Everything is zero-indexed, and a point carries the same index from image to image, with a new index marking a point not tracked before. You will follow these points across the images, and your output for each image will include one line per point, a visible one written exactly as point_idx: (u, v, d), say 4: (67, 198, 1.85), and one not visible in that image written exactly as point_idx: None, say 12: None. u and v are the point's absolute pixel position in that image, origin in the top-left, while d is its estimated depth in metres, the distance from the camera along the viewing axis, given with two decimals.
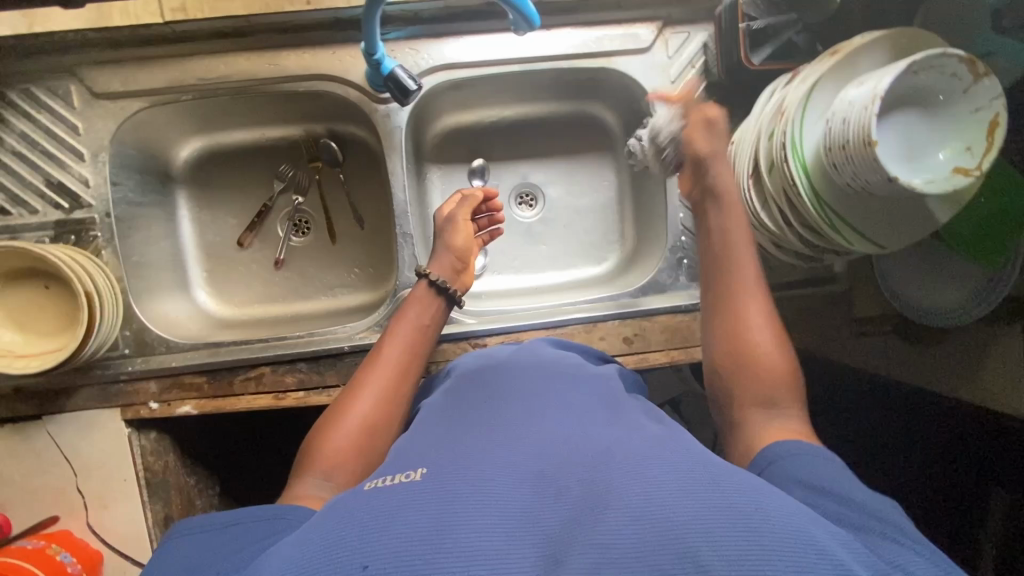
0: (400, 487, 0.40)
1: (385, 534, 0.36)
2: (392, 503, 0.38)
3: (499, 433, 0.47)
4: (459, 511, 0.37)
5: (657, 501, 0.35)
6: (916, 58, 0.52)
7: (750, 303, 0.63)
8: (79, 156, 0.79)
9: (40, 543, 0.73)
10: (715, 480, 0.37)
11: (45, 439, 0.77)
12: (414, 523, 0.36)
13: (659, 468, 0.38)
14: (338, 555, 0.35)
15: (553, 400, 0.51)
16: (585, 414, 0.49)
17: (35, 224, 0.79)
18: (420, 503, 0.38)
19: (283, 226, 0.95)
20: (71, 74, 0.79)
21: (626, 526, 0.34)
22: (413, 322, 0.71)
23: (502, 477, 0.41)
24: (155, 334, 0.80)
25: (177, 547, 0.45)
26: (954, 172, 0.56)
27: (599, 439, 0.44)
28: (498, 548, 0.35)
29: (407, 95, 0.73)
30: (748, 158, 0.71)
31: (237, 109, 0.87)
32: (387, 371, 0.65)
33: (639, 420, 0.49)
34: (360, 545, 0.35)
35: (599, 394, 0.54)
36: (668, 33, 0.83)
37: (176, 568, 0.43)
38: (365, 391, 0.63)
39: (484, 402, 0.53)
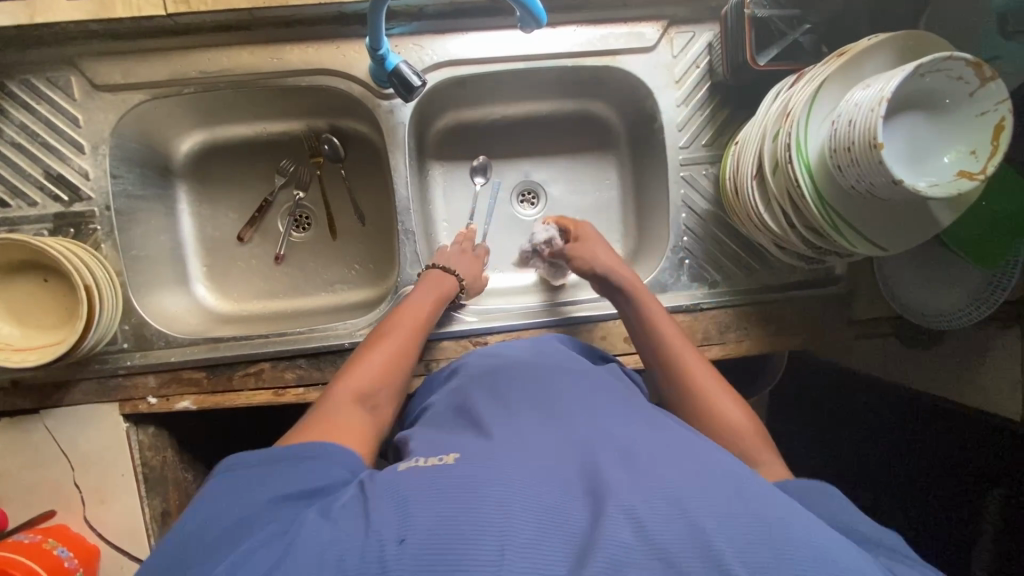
0: (437, 471, 0.41)
1: (421, 511, 0.37)
2: (428, 484, 0.40)
3: (527, 425, 0.48)
4: (493, 496, 0.38)
5: (686, 509, 0.37)
6: (923, 61, 0.52)
7: (695, 369, 0.65)
8: (80, 149, 0.78)
9: (37, 538, 0.72)
10: (740, 493, 0.39)
11: (43, 433, 0.77)
12: (449, 504, 0.37)
13: (686, 477, 0.40)
14: (375, 531, 0.36)
15: (570, 395, 0.52)
16: (604, 410, 0.50)
17: (34, 216, 0.78)
18: (455, 490, 0.38)
19: (284, 222, 0.94)
20: (72, 65, 0.78)
21: (658, 531, 0.35)
22: (431, 299, 0.74)
23: (532, 467, 0.41)
24: (155, 329, 0.80)
25: (200, 503, 0.44)
26: (959, 175, 0.56)
27: (622, 439, 0.45)
28: (529, 538, 0.35)
29: (412, 91, 0.73)
30: (752, 159, 0.71)
31: (239, 103, 0.87)
32: (400, 337, 0.69)
33: (655, 421, 0.50)
34: (398, 522, 0.37)
35: (613, 389, 0.55)
36: (673, 33, 0.82)
37: (201, 522, 0.42)
38: (381, 352, 0.66)
39: (502, 393, 0.54)
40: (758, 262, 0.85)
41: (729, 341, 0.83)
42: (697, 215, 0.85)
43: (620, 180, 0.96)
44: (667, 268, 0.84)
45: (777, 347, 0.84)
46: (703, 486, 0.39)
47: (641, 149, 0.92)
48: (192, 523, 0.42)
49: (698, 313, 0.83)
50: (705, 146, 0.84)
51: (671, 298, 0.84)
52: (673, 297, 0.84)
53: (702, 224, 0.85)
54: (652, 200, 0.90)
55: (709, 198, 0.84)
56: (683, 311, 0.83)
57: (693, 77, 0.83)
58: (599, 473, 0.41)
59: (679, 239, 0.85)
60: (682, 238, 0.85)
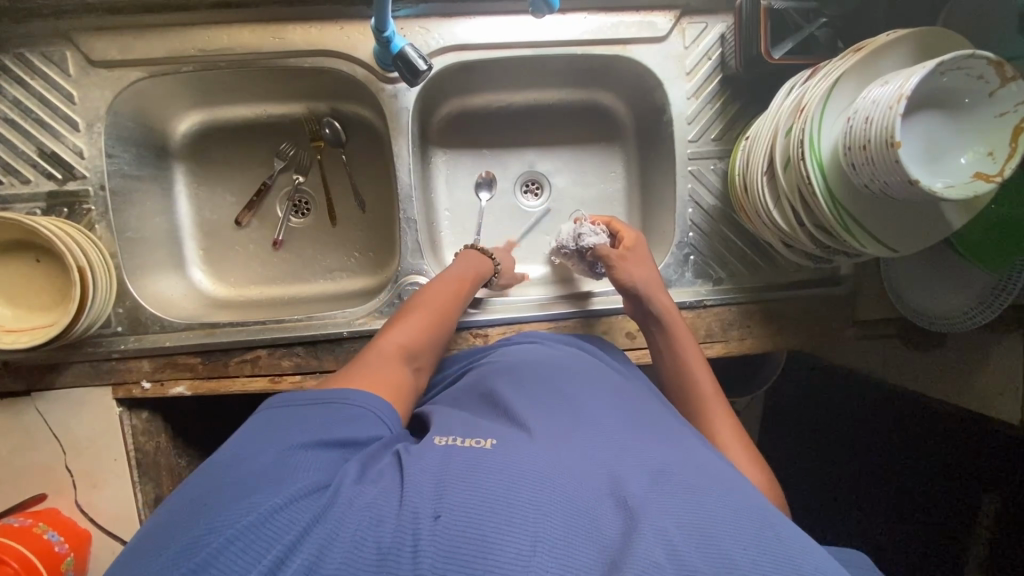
0: (474, 453, 0.41)
1: (458, 488, 0.37)
2: (466, 462, 0.40)
3: (562, 418, 0.47)
4: (526, 486, 0.37)
5: (714, 536, 0.36)
6: (946, 58, 0.51)
7: (709, 401, 0.65)
8: (74, 126, 0.76)
9: (27, 521, 0.71)
10: (769, 525, 0.38)
11: (34, 416, 0.76)
12: (484, 488, 0.37)
13: (718, 501, 0.39)
14: (409, 507, 0.36)
15: (602, 398, 0.51)
16: (635, 416, 0.49)
17: (26, 195, 0.76)
18: (490, 471, 0.38)
19: (283, 207, 0.93)
20: (66, 39, 0.75)
21: (685, 549, 0.34)
22: (470, 276, 0.74)
23: (566, 461, 0.41)
24: (150, 312, 0.78)
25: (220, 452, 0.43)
26: (975, 177, 0.55)
27: (654, 447, 0.44)
28: (561, 530, 0.35)
29: (416, 75, 0.71)
30: (762, 154, 0.70)
31: (239, 84, 0.85)
32: (439, 303, 0.68)
33: (681, 436, 0.49)
34: (433, 498, 0.37)
35: (638, 398, 0.55)
36: (686, 23, 0.81)
37: (223, 465, 0.41)
38: (419, 316, 0.65)
39: (531, 383, 0.53)
40: (764, 260, 0.84)
41: (732, 338, 0.82)
42: (703, 210, 0.84)
43: (626, 173, 0.94)
44: (672, 264, 0.83)
45: (780, 346, 0.83)
46: (734, 509, 0.38)
47: (648, 142, 0.90)
48: (211, 469, 0.41)
49: (701, 310, 0.83)
50: (714, 141, 0.83)
51: (676, 294, 0.83)
52: (677, 293, 0.83)
53: (708, 221, 0.84)
54: (658, 194, 0.89)
55: (716, 193, 0.83)
56: (685, 309, 0.82)
57: (705, 69, 0.81)
58: (631, 475, 0.40)
59: (684, 234, 0.84)
60: (688, 234, 0.83)
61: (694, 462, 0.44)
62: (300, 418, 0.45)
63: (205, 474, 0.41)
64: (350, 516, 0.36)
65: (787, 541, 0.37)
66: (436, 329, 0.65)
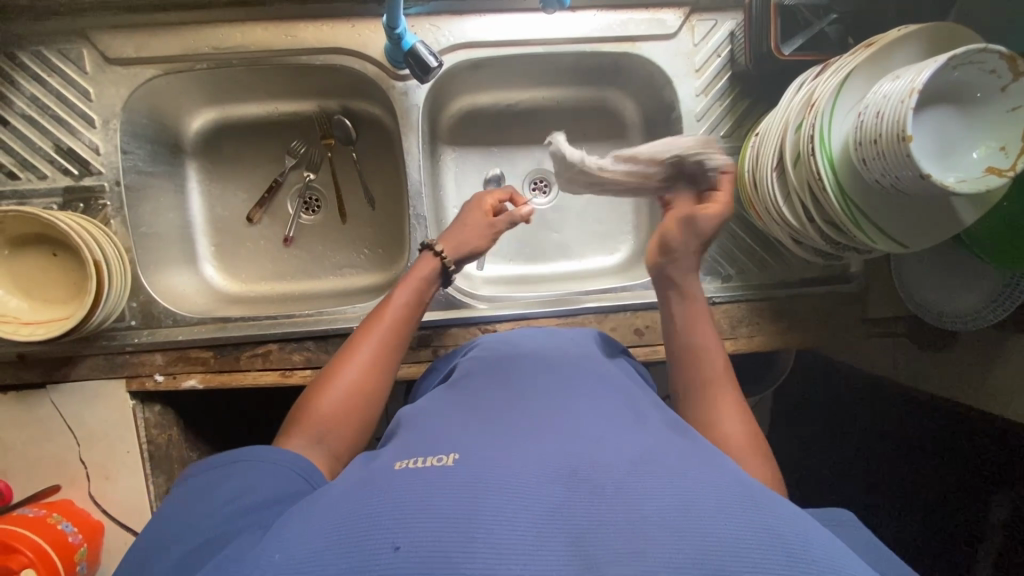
0: (434, 471, 0.39)
1: (422, 510, 0.35)
2: (428, 481, 0.37)
3: (536, 423, 0.45)
4: (493, 498, 0.36)
5: (699, 518, 0.34)
6: (959, 51, 0.51)
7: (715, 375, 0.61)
8: (90, 123, 0.78)
9: (41, 512, 0.72)
10: (757, 503, 0.37)
11: (49, 408, 0.77)
12: (448, 504, 0.35)
13: (702, 485, 0.37)
14: (372, 531, 0.34)
15: (583, 398, 0.50)
16: (617, 414, 0.48)
17: (43, 190, 0.77)
18: (452, 489, 0.36)
19: (293, 203, 0.94)
20: (83, 38, 0.77)
21: (668, 542, 0.33)
22: (404, 300, 0.66)
23: (538, 464, 0.39)
24: (163, 307, 0.79)
25: (155, 517, 0.45)
26: (987, 171, 0.55)
27: (635, 441, 0.43)
28: (531, 540, 0.33)
29: (428, 72, 0.71)
30: (772, 150, 0.70)
31: (252, 82, 0.86)
32: (383, 338, 0.63)
33: (664, 427, 0.47)
34: (396, 521, 0.35)
35: (624, 393, 0.53)
36: (695, 20, 0.81)
37: (163, 527, 0.43)
38: (357, 361, 0.60)
39: (509, 392, 0.52)
40: (772, 256, 0.84)
41: (741, 336, 0.82)
42: None
43: None
44: None
45: (789, 343, 0.83)
46: (716, 487, 0.37)
47: (657, 140, 0.91)
48: (151, 530, 0.43)
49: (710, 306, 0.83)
50: (723, 138, 0.83)
51: None
52: None
53: None
54: None
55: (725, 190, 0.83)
56: None
57: (714, 67, 0.82)
58: (609, 463, 0.39)
59: None
60: None
61: (680, 448, 0.43)
62: (221, 481, 0.46)
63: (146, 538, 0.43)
64: (303, 553, 0.34)
65: (771, 513, 0.36)
66: (379, 374, 0.61)
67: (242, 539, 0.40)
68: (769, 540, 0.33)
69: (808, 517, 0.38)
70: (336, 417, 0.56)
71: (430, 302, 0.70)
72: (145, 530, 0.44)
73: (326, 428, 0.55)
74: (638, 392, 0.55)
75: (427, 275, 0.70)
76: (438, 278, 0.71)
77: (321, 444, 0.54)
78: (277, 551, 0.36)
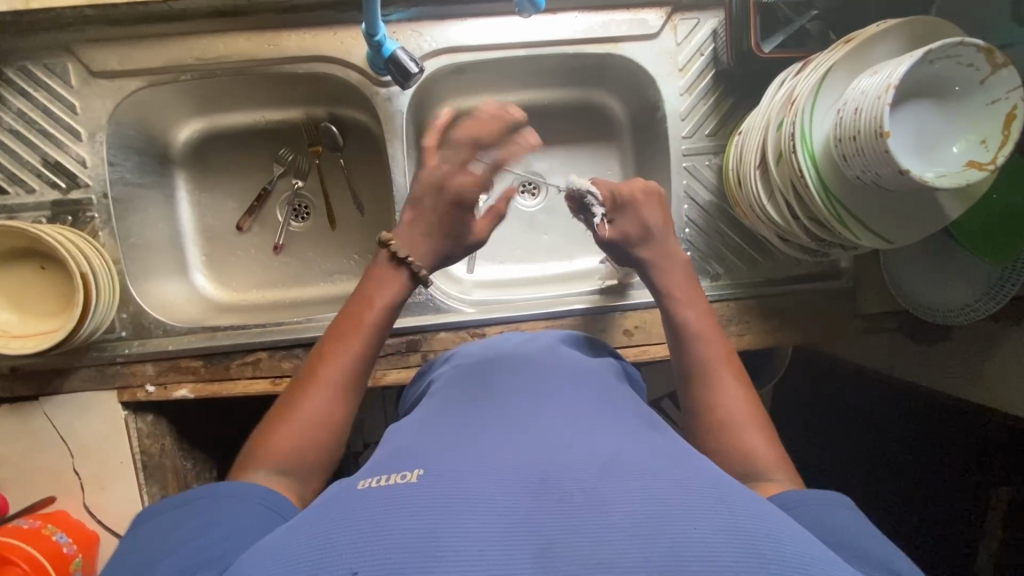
0: (405, 485, 0.39)
1: (392, 528, 0.35)
2: (400, 497, 0.37)
3: (513, 431, 0.46)
4: (462, 510, 0.36)
5: (666, 522, 0.34)
6: (933, 46, 0.51)
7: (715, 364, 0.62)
8: (77, 136, 0.78)
9: (37, 523, 0.73)
10: (725, 501, 0.37)
11: (42, 420, 0.77)
12: (418, 522, 0.35)
13: (671, 486, 0.37)
14: (338, 552, 0.34)
15: (561, 403, 0.50)
16: (593, 417, 0.48)
17: (32, 204, 0.78)
18: (420, 505, 0.36)
19: (283, 211, 0.94)
20: (69, 52, 0.77)
21: (635, 549, 0.33)
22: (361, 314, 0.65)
23: (511, 473, 0.39)
24: (153, 317, 0.80)
25: (127, 547, 0.45)
26: (968, 165, 0.54)
27: (608, 446, 0.43)
28: (500, 553, 0.33)
29: (409, 77, 0.72)
30: (755, 149, 0.69)
31: (238, 91, 0.86)
32: (348, 357, 0.62)
33: (643, 430, 0.47)
34: (362, 542, 0.34)
35: (603, 396, 0.53)
36: (678, 19, 0.81)
37: (131, 559, 0.43)
38: (320, 383, 0.60)
39: (489, 399, 0.53)
40: (761, 254, 0.84)
41: (731, 335, 0.82)
42: (700, 206, 0.83)
43: (622, 171, 0.94)
44: None
45: (780, 341, 0.82)
46: (687, 489, 0.37)
47: (644, 140, 0.90)
48: (122, 559, 0.44)
49: None
50: (709, 136, 0.82)
51: None
52: None
53: (704, 216, 0.83)
54: None
55: (710, 188, 0.83)
56: None
57: (697, 65, 0.82)
58: (581, 470, 0.39)
59: (682, 231, 0.84)
60: (685, 230, 0.83)
61: (654, 450, 0.43)
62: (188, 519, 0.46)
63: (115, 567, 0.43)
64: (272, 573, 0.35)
65: (740, 514, 0.36)
66: (344, 395, 0.60)
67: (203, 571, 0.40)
68: (737, 540, 0.33)
69: (779, 513, 0.38)
70: (299, 443, 0.56)
71: (400, 311, 0.69)
72: (114, 560, 0.44)
73: (289, 454, 0.55)
74: (621, 394, 0.55)
75: (392, 286, 0.69)
76: (404, 287, 0.70)
77: (285, 471, 0.55)
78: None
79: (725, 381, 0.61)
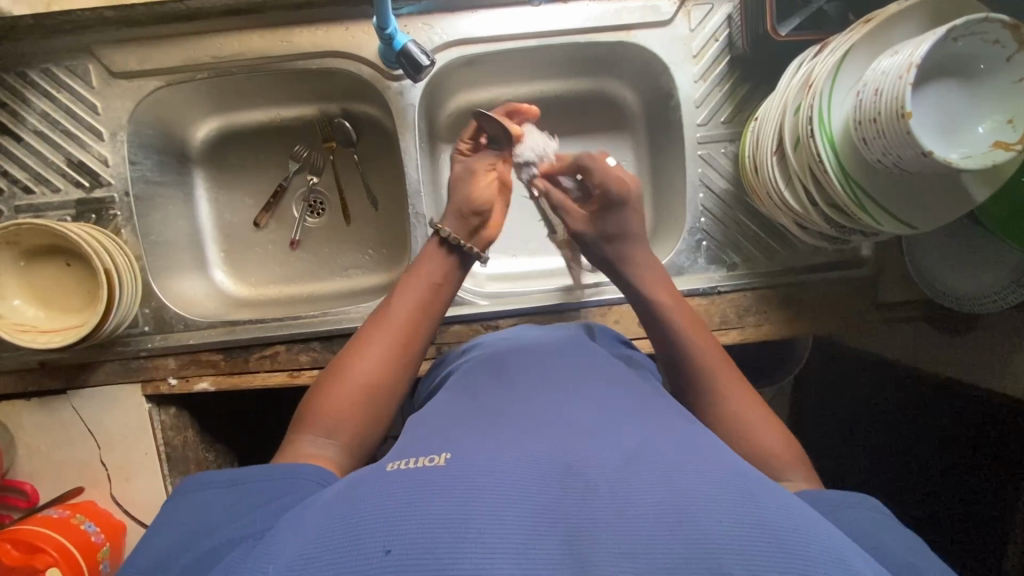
0: (421, 471, 0.39)
1: (409, 514, 0.35)
2: (417, 482, 0.38)
3: (532, 420, 0.46)
4: (480, 496, 0.36)
5: (687, 510, 0.34)
6: (957, 23, 0.49)
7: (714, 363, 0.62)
8: (99, 136, 0.80)
9: (66, 513, 0.75)
10: (750, 490, 0.37)
11: (70, 412, 0.79)
12: (436, 507, 0.35)
13: (692, 475, 0.37)
14: (365, 533, 0.35)
15: (577, 393, 0.50)
16: (611, 406, 0.48)
17: (57, 203, 0.80)
18: (438, 490, 0.36)
19: (298, 207, 0.95)
20: (89, 53, 0.79)
21: (657, 535, 0.33)
22: (411, 287, 0.66)
23: (529, 460, 0.39)
24: (174, 312, 0.81)
25: (178, 511, 0.47)
26: (994, 146, 0.53)
27: (625, 435, 0.43)
28: (519, 539, 0.33)
29: (420, 70, 0.72)
30: (773, 135, 0.68)
31: (253, 89, 0.87)
32: (396, 328, 0.63)
33: (662, 419, 0.47)
34: (384, 527, 0.34)
35: (620, 384, 0.53)
36: (691, 5, 0.80)
37: (178, 529, 0.45)
38: (367, 353, 0.60)
39: (502, 391, 0.53)
40: (780, 244, 0.82)
41: (748, 325, 0.81)
42: (715, 195, 0.82)
43: (637, 160, 0.93)
44: (684, 250, 0.82)
45: (799, 331, 0.81)
46: (710, 479, 0.37)
47: (658, 128, 0.89)
48: (170, 528, 0.45)
49: (716, 295, 0.81)
50: (724, 124, 0.81)
51: (689, 280, 0.82)
52: (691, 279, 0.82)
53: (720, 205, 0.82)
54: (668, 179, 0.88)
55: (727, 177, 0.82)
56: (700, 295, 0.81)
57: (712, 51, 0.80)
58: (599, 458, 0.39)
59: (696, 220, 0.83)
60: (700, 219, 0.82)
61: (671, 438, 0.43)
62: (231, 499, 0.47)
63: (165, 532, 0.45)
64: (302, 552, 0.35)
65: (762, 503, 0.35)
66: (389, 366, 0.60)
67: (243, 546, 0.40)
68: (759, 529, 0.33)
69: (803, 502, 0.38)
70: (343, 410, 0.56)
71: (448, 288, 0.69)
72: (160, 532, 0.45)
73: (334, 422, 0.55)
74: (640, 383, 0.55)
75: (437, 258, 0.69)
76: (452, 258, 0.70)
77: (330, 438, 0.54)
78: (271, 556, 0.37)
79: (731, 384, 0.60)
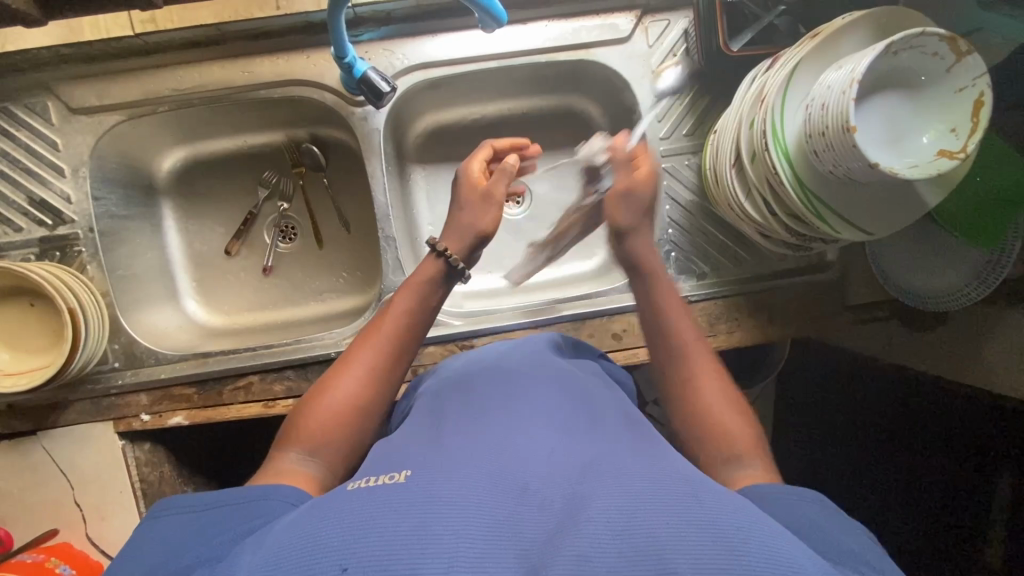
0: (384, 489, 0.39)
1: (365, 535, 0.35)
2: (374, 500, 0.38)
3: (492, 436, 0.46)
4: (437, 512, 0.36)
5: (637, 519, 0.35)
6: (895, 39, 0.51)
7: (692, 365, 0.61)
8: (60, 173, 0.79)
9: (40, 557, 0.73)
10: (700, 496, 0.37)
11: (41, 454, 0.78)
12: (392, 525, 0.35)
13: (643, 484, 0.38)
14: (315, 560, 0.34)
15: (539, 409, 0.50)
16: (568, 422, 0.49)
17: (20, 242, 0.79)
18: (396, 508, 0.36)
19: (270, 233, 0.95)
20: (47, 90, 0.79)
21: (609, 545, 0.33)
22: (398, 308, 0.64)
23: (485, 477, 0.40)
24: (144, 346, 0.80)
25: (138, 541, 0.46)
26: (938, 155, 0.54)
27: (585, 453, 0.43)
28: (479, 552, 0.34)
29: (381, 96, 0.73)
30: (730, 147, 0.69)
31: (217, 118, 0.87)
32: (382, 349, 0.62)
33: (620, 434, 0.48)
34: (341, 545, 0.34)
35: (585, 401, 0.54)
36: (648, 21, 0.81)
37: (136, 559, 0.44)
38: (352, 372, 0.60)
39: (467, 408, 0.53)
40: (746, 251, 0.84)
41: (720, 332, 0.82)
42: (681, 206, 0.83)
43: None
44: None
45: (769, 336, 0.82)
46: (660, 487, 0.38)
47: None
48: (130, 557, 0.44)
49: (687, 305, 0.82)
50: (686, 136, 0.83)
51: None
52: None
53: (686, 216, 0.83)
54: None
55: (691, 187, 0.83)
56: None
57: (670, 66, 0.81)
58: (555, 480, 0.40)
59: (665, 231, 0.84)
60: (668, 230, 0.83)
61: (628, 452, 0.44)
62: (200, 523, 0.46)
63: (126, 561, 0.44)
64: None
65: (712, 507, 0.36)
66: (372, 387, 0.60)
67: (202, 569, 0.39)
68: (706, 532, 0.34)
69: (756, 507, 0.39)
70: (327, 429, 0.56)
71: (436, 306, 0.67)
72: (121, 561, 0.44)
73: (317, 440, 0.55)
74: (603, 396, 0.56)
75: (428, 278, 0.66)
76: (443, 280, 0.67)
77: (313, 456, 0.54)
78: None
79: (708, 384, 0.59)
